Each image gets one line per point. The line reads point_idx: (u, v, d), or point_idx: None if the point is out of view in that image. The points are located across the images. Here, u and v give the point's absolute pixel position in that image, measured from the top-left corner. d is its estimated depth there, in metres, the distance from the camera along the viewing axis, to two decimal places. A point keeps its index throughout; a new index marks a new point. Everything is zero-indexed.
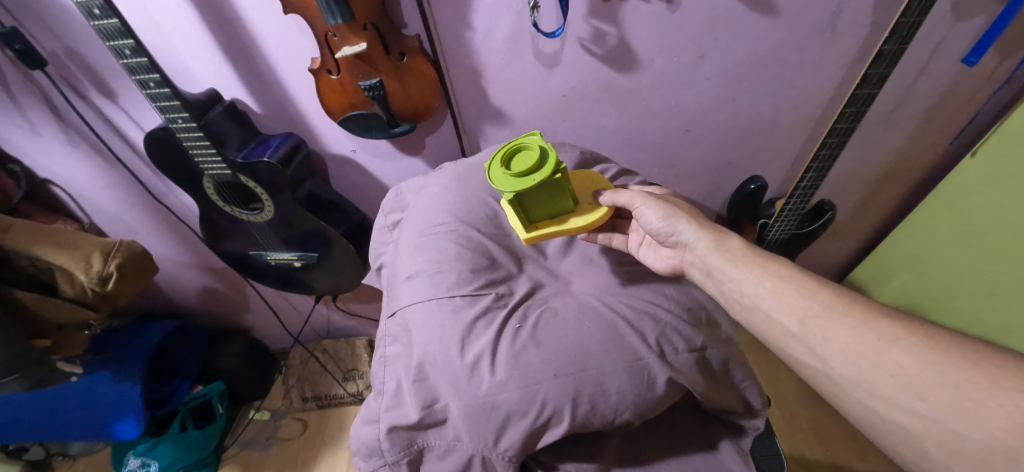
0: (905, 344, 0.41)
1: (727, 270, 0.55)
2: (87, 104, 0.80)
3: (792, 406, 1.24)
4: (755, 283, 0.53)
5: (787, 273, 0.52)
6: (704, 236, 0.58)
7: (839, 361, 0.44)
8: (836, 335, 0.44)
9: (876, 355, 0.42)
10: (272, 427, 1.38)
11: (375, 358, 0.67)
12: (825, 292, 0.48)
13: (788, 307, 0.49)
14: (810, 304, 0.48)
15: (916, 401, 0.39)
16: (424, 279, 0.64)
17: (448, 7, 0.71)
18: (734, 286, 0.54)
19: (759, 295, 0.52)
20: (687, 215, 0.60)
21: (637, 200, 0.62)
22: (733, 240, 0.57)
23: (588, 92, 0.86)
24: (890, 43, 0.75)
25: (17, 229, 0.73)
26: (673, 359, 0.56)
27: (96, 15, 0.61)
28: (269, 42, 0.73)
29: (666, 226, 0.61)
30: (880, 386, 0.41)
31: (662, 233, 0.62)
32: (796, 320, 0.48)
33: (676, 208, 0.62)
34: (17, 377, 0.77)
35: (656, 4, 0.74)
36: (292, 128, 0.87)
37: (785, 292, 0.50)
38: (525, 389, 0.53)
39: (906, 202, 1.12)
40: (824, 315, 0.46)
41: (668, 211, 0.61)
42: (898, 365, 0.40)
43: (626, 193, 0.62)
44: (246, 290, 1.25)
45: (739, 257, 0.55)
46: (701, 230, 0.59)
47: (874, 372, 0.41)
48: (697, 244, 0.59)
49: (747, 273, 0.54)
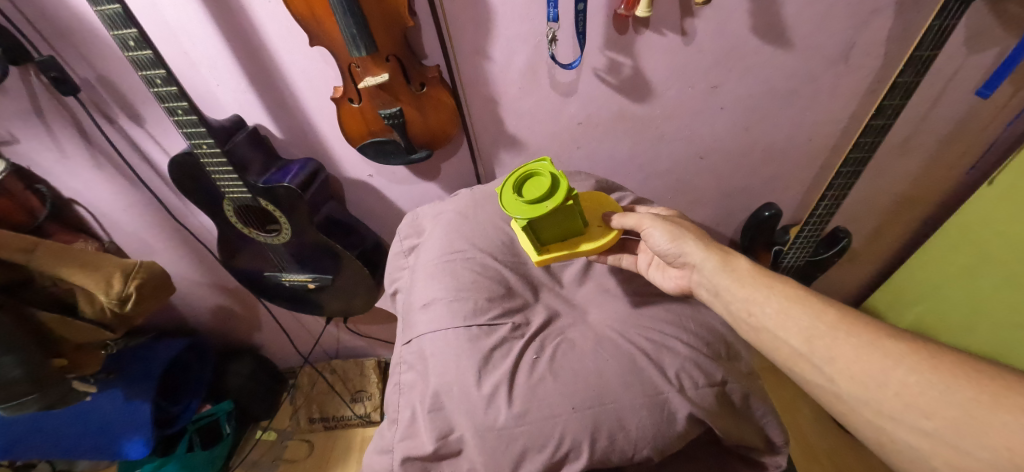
0: (908, 363, 0.41)
1: (735, 290, 0.55)
2: (115, 128, 0.82)
3: (809, 437, 1.20)
4: (762, 303, 0.52)
5: (793, 292, 0.51)
6: (711, 256, 0.58)
7: (846, 380, 0.43)
8: (842, 354, 0.44)
9: (881, 375, 0.42)
10: (279, 447, 1.37)
11: (389, 385, 0.66)
12: (831, 312, 0.48)
13: (794, 326, 0.49)
14: (815, 324, 0.47)
15: (923, 420, 0.39)
16: (440, 308, 0.64)
17: (467, 39, 0.73)
18: (742, 306, 0.54)
19: (767, 314, 0.51)
20: (693, 236, 0.60)
21: (644, 222, 0.61)
22: (741, 261, 0.57)
23: (603, 121, 0.87)
24: (904, 76, 0.75)
25: (43, 250, 0.74)
26: (693, 393, 0.54)
27: (132, 46, 0.63)
28: (293, 70, 0.75)
29: (674, 247, 0.61)
30: (886, 405, 0.41)
31: (670, 254, 0.61)
32: (801, 339, 0.48)
33: (682, 229, 0.61)
34: (33, 397, 0.77)
35: (670, 37, 0.75)
36: (312, 153, 0.89)
37: (792, 312, 0.50)
38: (543, 422, 0.53)
39: (922, 230, 1.10)
40: (829, 334, 0.46)
41: (675, 233, 0.61)
42: (903, 384, 0.40)
43: (634, 216, 0.62)
44: (258, 309, 1.25)
45: (747, 277, 0.55)
46: (707, 250, 0.58)
47: (879, 390, 0.41)
48: (704, 265, 0.58)
49: (753, 292, 0.53)
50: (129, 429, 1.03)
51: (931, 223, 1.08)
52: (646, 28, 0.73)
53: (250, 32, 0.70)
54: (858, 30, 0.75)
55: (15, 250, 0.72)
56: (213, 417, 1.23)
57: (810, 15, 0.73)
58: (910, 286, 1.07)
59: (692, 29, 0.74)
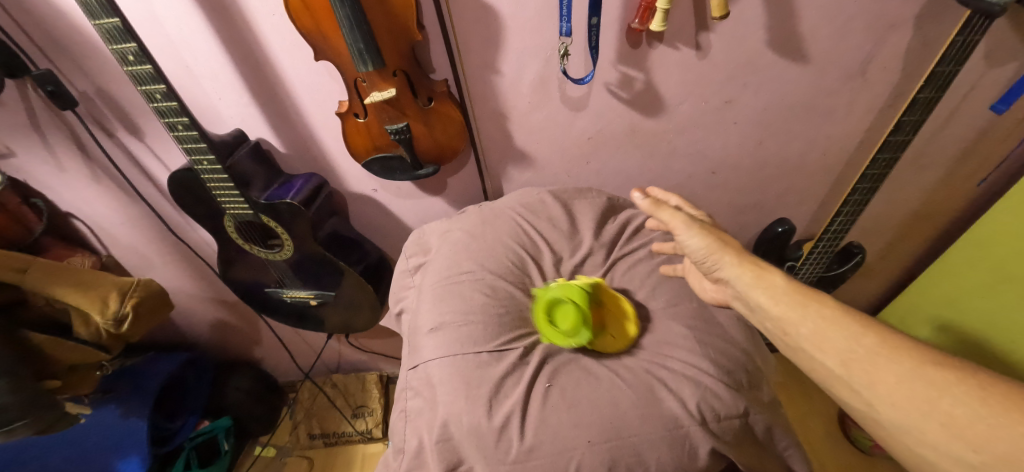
0: (956, 394, 0.40)
1: (769, 309, 0.52)
2: (113, 141, 0.80)
3: (823, 455, 1.18)
4: (797, 323, 0.49)
5: (830, 313, 0.48)
6: (745, 272, 0.54)
7: (885, 407, 0.42)
8: (882, 381, 0.43)
9: (926, 404, 0.40)
10: (278, 464, 1.33)
11: (395, 412, 0.64)
12: (870, 335, 0.45)
13: (831, 348, 0.46)
14: (853, 348, 0.45)
15: (970, 452, 0.38)
16: (449, 332, 0.62)
17: (476, 53, 0.71)
18: (777, 326, 0.51)
19: (801, 335, 0.49)
20: (726, 250, 0.56)
21: (676, 223, 0.58)
22: (777, 278, 0.52)
23: (614, 135, 0.85)
24: (924, 91, 0.73)
25: (37, 269, 0.72)
26: (714, 426, 0.52)
27: (131, 61, 0.60)
28: (297, 84, 0.73)
29: (706, 257, 0.57)
30: (929, 435, 0.40)
31: (702, 264, 0.58)
32: (837, 361, 0.46)
33: (717, 240, 0.57)
34: (25, 422, 0.73)
35: (684, 51, 0.73)
36: (315, 168, 0.87)
37: (827, 333, 0.47)
38: (559, 456, 0.50)
39: (937, 245, 1.08)
40: (868, 359, 0.44)
41: (708, 245, 0.57)
42: (950, 415, 0.39)
43: (667, 211, 0.59)
44: (258, 323, 1.23)
45: (782, 297, 0.51)
46: (740, 265, 0.54)
47: (923, 419, 0.40)
48: (737, 282, 0.54)
49: (788, 311, 0.50)
50: (125, 448, 1.00)
51: (946, 237, 1.06)
52: (660, 42, 0.71)
53: (255, 47, 0.68)
54: (876, 45, 0.73)
55: (8, 270, 0.70)
56: (211, 434, 1.19)
57: (828, 29, 0.71)
58: (922, 302, 1.05)
59: (707, 43, 0.72)
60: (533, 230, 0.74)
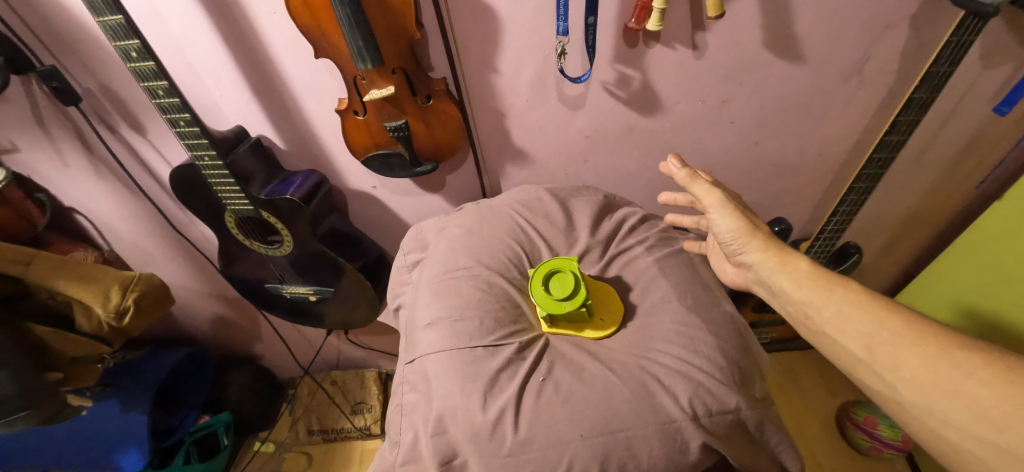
0: (981, 376, 0.41)
1: (790, 293, 0.54)
2: (116, 137, 0.81)
3: (820, 456, 1.18)
4: (820, 306, 0.51)
5: (854, 297, 0.50)
6: (770, 257, 0.57)
7: (909, 389, 0.44)
8: (905, 363, 0.44)
9: (950, 385, 0.42)
10: (277, 460, 1.34)
11: (392, 405, 0.65)
12: (896, 319, 0.47)
13: (854, 332, 0.48)
14: (877, 331, 0.47)
15: (994, 433, 0.39)
16: (446, 327, 0.62)
17: (474, 51, 0.72)
18: (799, 308, 0.54)
19: (823, 319, 0.51)
20: (754, 234, 0.58)
21: (711, 199, 0.61)
22: (801, 262, 0.55)
23: (611, 134, 0.86)
24: (919, 91, 0.74)
25: (41, 261, 0.73)
26: (706, 421, 0.53)
27: (134, 57, 0.61)
28: (298, 81, 0.74)
29: (733, 240, 0.60)
30: (953, 416, 0.41)
31: (730, 246, 0.61)
32: (861, 345, 0.48)
33: (749, 222, 0.60)
34: (27, 413, 0.74)
35: (680, 51, 0.74)
36: (315, 165, 0.88)
37: (850, 317, 0.49)
38: (551, 449, 0.51)
39: (935, 245, 1.09)
40: (893, 343, 0.46)
41: (740, 227, 0.59)
42: (974, 396, 0.40)
43: (704, 187, 0.62)
44: (258, 319, 1.24)
45: (805, 280, 0.54)
46: (765, 251, 0.57)
47: (947, 401, 0.42)
48: (760, 265, 0.58)
49: (811, 295, 0.52)
50: (125, 441, 1.01)
51: (944, 238, 1.07)
52: (657, 42, 0.72)
53: (255, 44, 0.69)
54: (872, 45, 0.74)
55: (13, 263, 0.71)
56: (211, 429, 1.20)
57: (824, 30, 0.72)
58: (924, 299, 1.07)
59: (703, 43, 0.73)
60: (530, 226, 0.75)
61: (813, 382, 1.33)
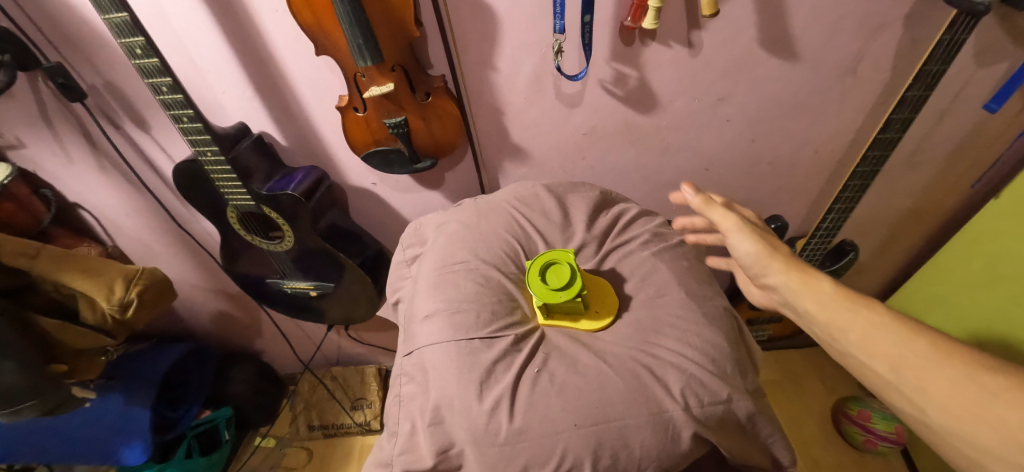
0: (1012, 399, 0.38)
1: (814, 314, 0.51)
2: (120, 133, 0.83)
3: (816, 452, 1.19)
4: (843, 328, 0.49)
5: (879, 317, 0.47)
6: (792, 277, 0.53)
7: (937, 412, 0.42)
8: (932, 385, 0.42)
9: (979, 409, 0.39)
10: (277, 455, 1.36)
11: (390, 397, 0.66)
12: (922, 341, 0.44)
13: (879, 353, 0.46)
14: (903, 352, 0.45)
15: None
16: (443, 319, 0.63)
17: (472, 49, 0.73)
18: (824, 330, 0.50)
19: (847, 340, 0.48)
20: (774, 255, 0.55)
21: (727, 221, 0.59)
22: (825, 282, 0.52)
23: (608, 132, 0.87)
24: (912, 89, 0.74)
25: (45, 256, 0.74)
26: (697, 411, 0.53)
27: (138, 54, 0.62)
28: (299, 78, 0.75)
29: (755, 262, 0.57)
30: (984, 441, 0.39)
31: (750, 267, 0.58)
32: (886, 366, 0.45)
33: (768, 243, 0.57)
34: (31, 404, 0.76)
35: (676, 49, 0.74)
36: (316, 161, 0.89)
37: (875, 338, 0.46)
38: (546, 438, 0.52)
39: (931, 243, 1.09)
40: (918, 364, 0.43)
41: (760, 247, 0.57)
42: (1007, 420, 0.38)
43: (718, 210, 0.60)
44: (259, 315, 1.25)
45: (829, 301, 0.50)
46: (787, 269, 0.54)
47: (979, 425, 0.39)
48: (783, 287, 0.54)
49: (835, 316, 0.49)
50: (126, 434, 1.02)
51: (941, 236, 1.07)
52: (653, 40, 0.73)
53: (257, 41, 0.70)
54: (866, 43, 0.74)
55: (19, 256, 0.72)
56: (212, 423, 1.22)
57: (818, 29, 0.72)
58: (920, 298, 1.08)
59: (699, 41, 0.74)
60: (528, 222, 0.76)
61: (811, 379, 1.33)
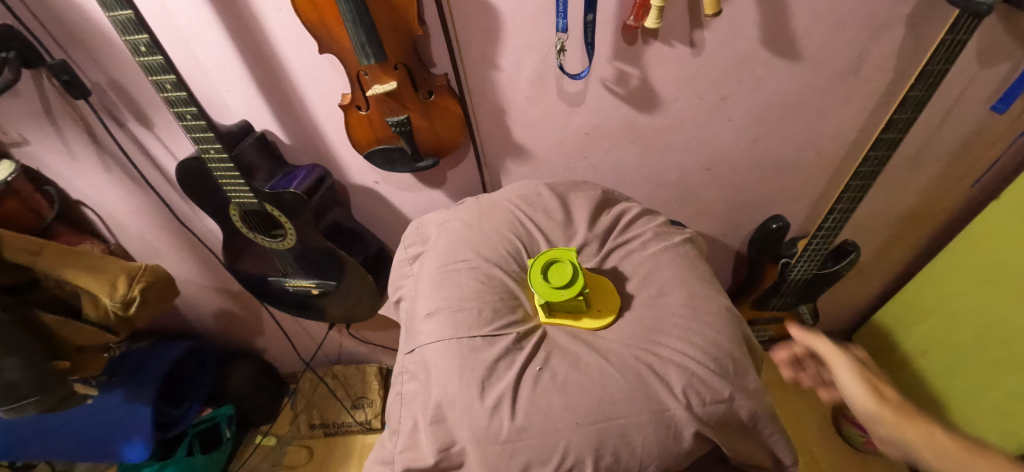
0: None
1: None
2: (124, 131, 0.83)
3: (817, 455, 1.19)
4: None
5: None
6: (901, 425, 0.53)
7: None
8: None
9: None
10: (278, 453, 1.36)
11: (391, 395, 0.66)
12: None
13: None
14: None
15: None
16: (445, 317, 0.64)
17: (475, 48, 0.73)
18: None
19: None
20: (880, 400, 0.56)
21: (831, 356, 0.62)
22: (944, 437, 0.50)
23: (610, 131, 0.87)
24: (915, 89, 0.74)
25: (48, 252, 0.74)
26: (699, 410, 0.53)
27: (143, 51, 0.62)
28: (302, 76, 0.75)
29: (860, 406, 0.58)
30: None
31: (857, 410, 0.58)
32: None
33: (876, 388, 0.57)
34: (35, 399, 0.76)
35: (678, 48, 0.75)
36: (318, 160, 0.89)
37: None
38: (548, 436, 0.52)
39: (932, 243, 1.09)
40: None
41: (867, 390, 0.58)
42: None
43: (823, 345, 0.64)
44: (261, 313, 1.25)
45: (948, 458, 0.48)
46: (896, 418, 0.54)
47: None
48: (894, 438, 0.53)
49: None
50: (128, 432, 1.02)
51: (942, 236, 1.07)
52: (655, 39, 0.73)
53: (260, 39, 0.70)
54: (868, 43, 0.74)
55: (21, 252, 0.72)
56: (214, 421, 1.21)
57: (820, 28, 0.72)
58: (924, 298, 1.08)
59: (701, 40, 0.74)
60: (530, 221, 0.76)
61: None
